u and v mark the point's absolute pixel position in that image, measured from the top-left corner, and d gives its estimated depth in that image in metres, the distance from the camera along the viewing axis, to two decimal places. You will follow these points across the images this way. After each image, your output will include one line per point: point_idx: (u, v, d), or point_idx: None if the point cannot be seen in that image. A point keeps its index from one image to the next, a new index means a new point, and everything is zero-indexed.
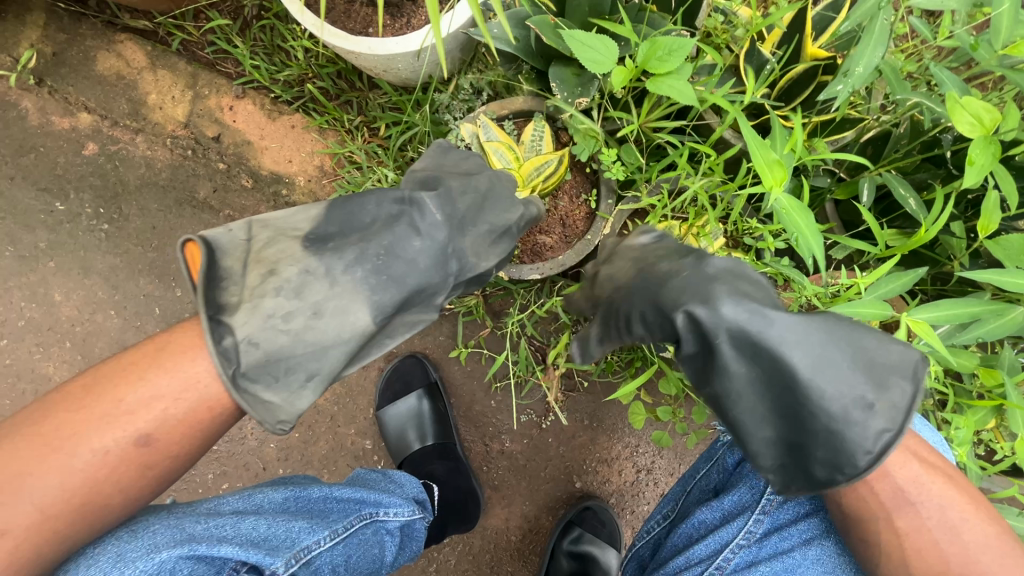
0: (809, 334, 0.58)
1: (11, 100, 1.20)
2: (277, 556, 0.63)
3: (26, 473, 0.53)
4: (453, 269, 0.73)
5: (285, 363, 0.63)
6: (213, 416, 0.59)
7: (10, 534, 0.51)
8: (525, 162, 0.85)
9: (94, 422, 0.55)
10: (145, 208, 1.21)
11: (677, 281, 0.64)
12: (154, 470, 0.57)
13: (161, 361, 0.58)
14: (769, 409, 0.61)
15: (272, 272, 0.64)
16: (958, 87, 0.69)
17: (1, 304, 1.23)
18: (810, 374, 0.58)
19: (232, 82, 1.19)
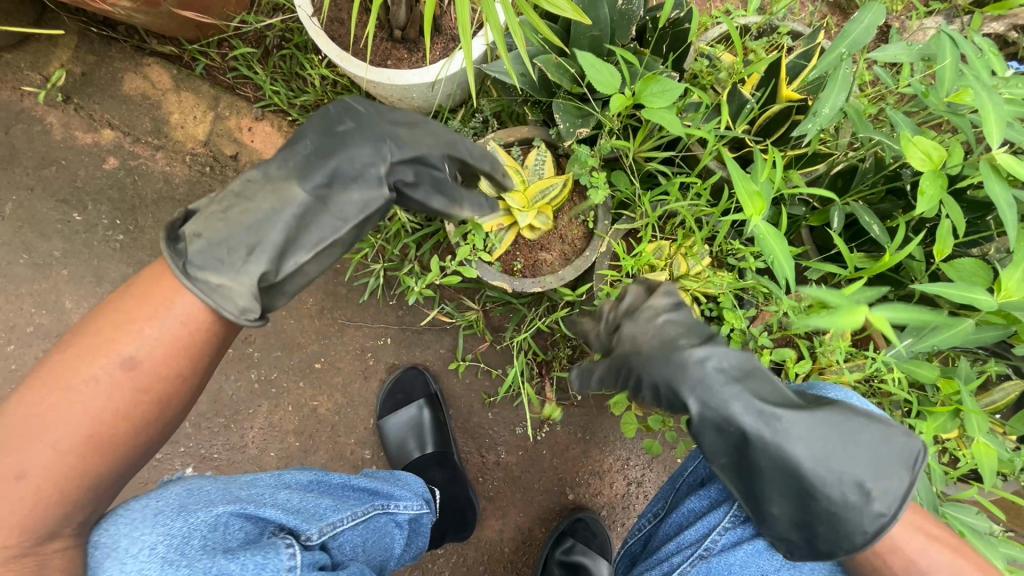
0: (826, 444, 0.66)
1: (37, 115, 1.26)
2: (312, 524, 0.74)
3: (38, 412, 0.57)
4: (386, 143, 0.72)
5: (227, 244, 0.64)
6: (195, 335, 0.62)
7: (33, 472, 0.56)
8: (531, 185, 0.93)
9: (81, 357, 0.59)
10: (160, 220, 1.26)
11: (694, 373, 0.70)
12: (151, 392, 0.61)
13: (141, 296, 0.62)
14: (789, 508, 0.68)
15: (216, 188, 0.68)
16: (911, 128, 0.79)
17: (12, 311, 1.26)
18: (819, 463, 0.65)
19: (252, 105, 1.27)
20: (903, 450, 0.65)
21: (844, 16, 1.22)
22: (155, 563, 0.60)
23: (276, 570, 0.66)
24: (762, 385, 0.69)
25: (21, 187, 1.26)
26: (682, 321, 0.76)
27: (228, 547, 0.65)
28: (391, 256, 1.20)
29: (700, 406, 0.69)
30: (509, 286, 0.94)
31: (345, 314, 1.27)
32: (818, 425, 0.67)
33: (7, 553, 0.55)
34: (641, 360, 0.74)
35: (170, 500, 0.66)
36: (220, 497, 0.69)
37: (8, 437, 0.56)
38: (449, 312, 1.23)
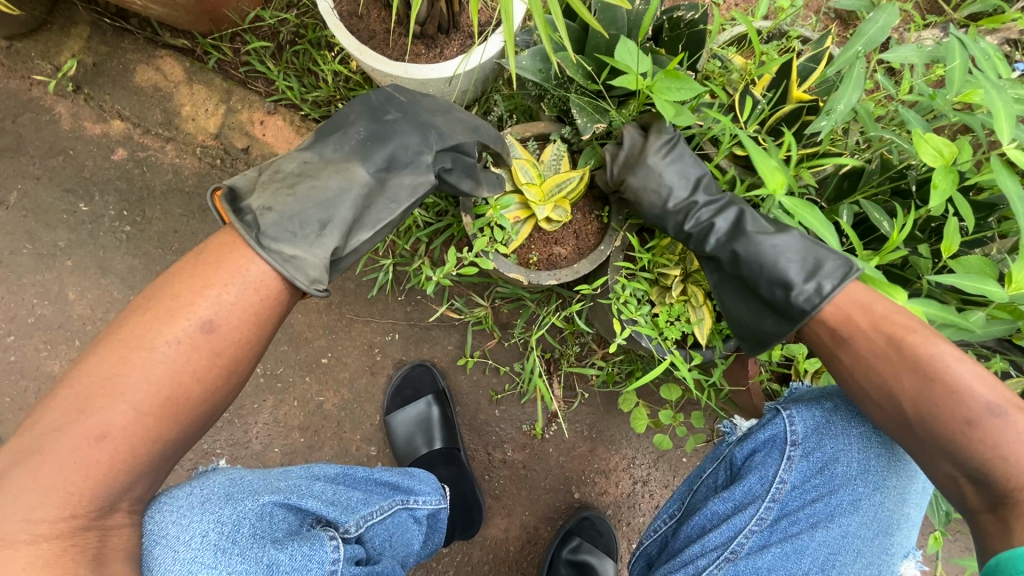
0: (767, 255, 0.82)
1: (45, 105, 1.25)
2: (349, 516, 0.80)
3: (117, 373, 0.62)
4: (431, 134, 0.86)
5: (299, 218, 0.74)
6: (263, 299, 0.70)
7: (113, 433, 0.60)
8: (547, 179, 0.94)
9: (161, 320, 0.65)
10: (168, 212, 1.25)
11: (681, 205, 0.88)
12: (223, 355, 0.67)
13: (216, 264, 0.69)
14: (749, 307, 0.87)
15: (276, 172, 0.78)
16: (922, 126, 0.82)
17: (14, 301, 1.24)
18: (764, 267, 0.82)
19: (264, 99, 1.27)
20: (837, 266, 0.78)
21: (846, 26, 1.26)
22: (208, 550, 0.66)
23: (321, 562, 0.72)
24: (730, 213, 0.87)
25: (28, 177, 1.25)
26: (677, 165, 0.90)
27: (276, 537, 0.71)
28: (402, 252, 1.20)
29: (678, 224, 0.89)
30: (525, 278, 0.95)
31: (353, 309, 1.26)
32: (770, 245, 0.83)
33: (69, 525, 0.58)
34: (641, 185, 0.89)
35: (214, 492, 0.72)
36: (262, 488, 0.76)
37: (85, 399, 0.60)
38: (458, 308, 1.23)
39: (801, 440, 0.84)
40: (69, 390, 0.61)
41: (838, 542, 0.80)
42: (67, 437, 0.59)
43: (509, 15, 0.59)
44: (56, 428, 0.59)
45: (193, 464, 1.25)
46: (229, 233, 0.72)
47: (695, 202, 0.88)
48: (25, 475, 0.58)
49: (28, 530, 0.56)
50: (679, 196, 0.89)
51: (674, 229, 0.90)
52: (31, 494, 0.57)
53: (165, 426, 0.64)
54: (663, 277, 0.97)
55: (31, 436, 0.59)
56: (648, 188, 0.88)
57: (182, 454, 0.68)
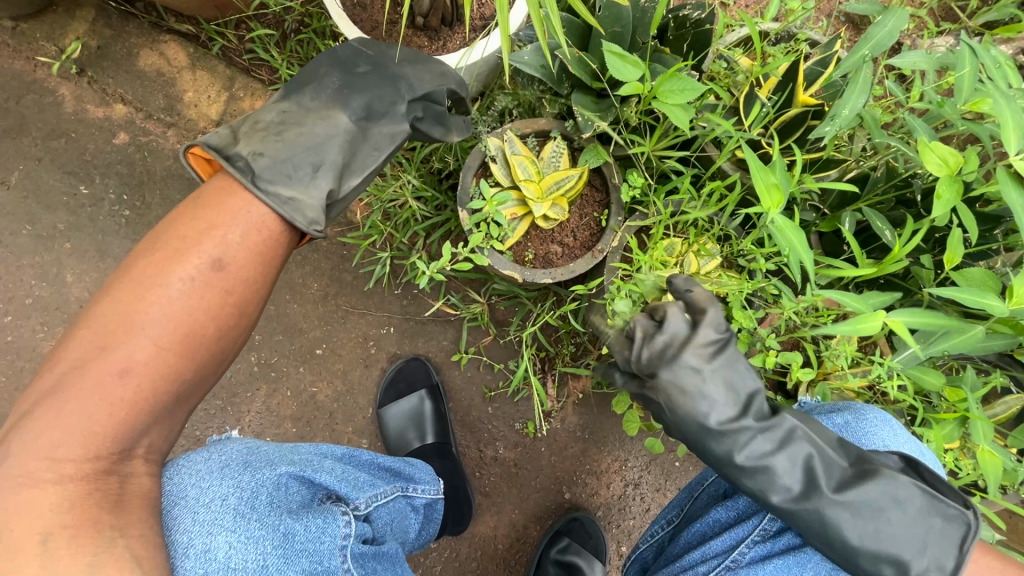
0: (875, 531, 0.67)
1: (50, 86, 1.26)
2: (359, 494, 0.80)
3: (134, 310, 0.63)
4: (401, 85, 0.83)
5: (292, 162, 0.74)
6: (264, 237, 0.71)
7: (136, 368, 0.61)
8: (546, 176, 0.92)
9: (169, 258, 0.66)
10: (168, 197, 1.25)
11: (738, 451, 0.70)
12: (233, 293, 0.68)
13: (220, 206, 0.69)
14: (834, 564, 0.71)
15: (255, 124, 0.77)
16: (929, 134, 0.80)
17: (13, 282, 1.24)
18: (867, 540, 0.67)
19: (267, 87, 1.27)
20: (947, 525, 0.67)
21: (858, 30, 1.24)
22: (227, 514, 0.66)
23: (333, 537, 0.72)
24: (797, 454, 0.70)
25: (30, 158, 1.25)
26: (718, 378, 0.71)
27: (292, 508, 0.71)
28: (400, 246, 1.20)
29: (734, 459, 0.70)
30: (520, 275, 0.94)
31: (349, 300, 1.26)
32: (863, 503, 0.67)
33: (92, 466, 0.58)
34: (670, 391, 0.71)
35: (232, 458, 0.73)
36: (277, 459, 0.76)
37: (105, 336, 0.61)
38: (454, 303, 1.22)
39: None
40: (87, 326, 0.62)
41: None
42: (89, 375, 0.60)
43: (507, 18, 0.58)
44: (78, 366, 0.60)
45: (185, 450, 1.26)
46: (225, 179, 0.72)
47: (752, 433, 0.70)
48: (49, 412, 0.58)
49: (54, 470, 0.56)
50: (723, 414, 0.70)
51: (722, 454, 0.71)
52: (54, 432, 0.57)
53: (179, 361, 0.64)
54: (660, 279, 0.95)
55: (54, 375, 0.60)
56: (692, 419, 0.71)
57: (191, 406, 0.69)
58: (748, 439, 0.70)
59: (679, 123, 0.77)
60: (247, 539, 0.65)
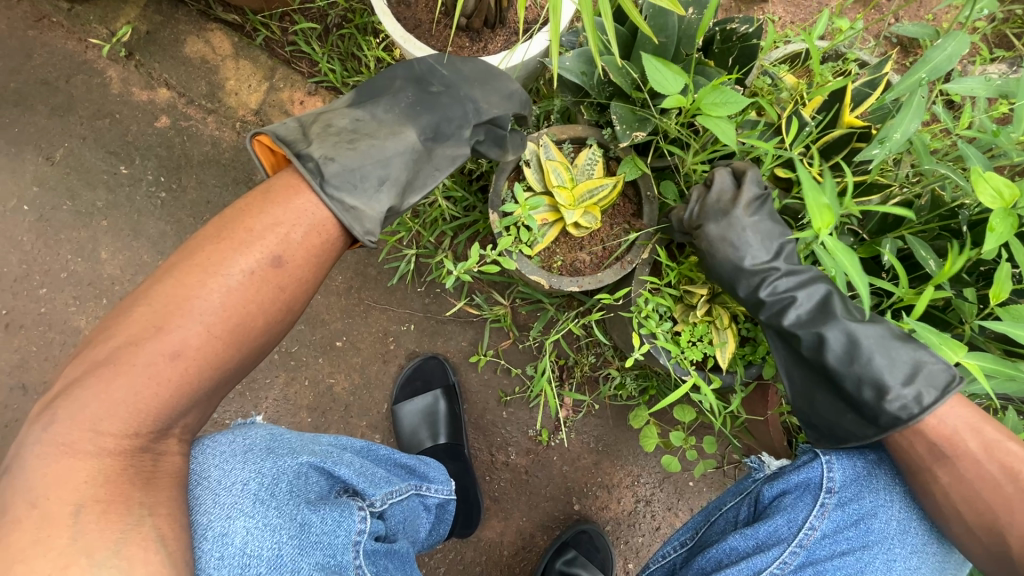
0: (865, 358, 0.77)
1: (99, 67, 1.29)
2: (374, 491, 0.79)
3: (192, 296, 0.63)
4: (468, 108, 0.86)
5: (360, 172, 0.76)
6: (324, 239, 0.71)
7: (187, 352, 0.62)
8: (579, 184, 0.92)
9: (232, 248, 0.66)
10: (203, 182, 1.28)
11: (766, 278, 0.83)
12: (286, 290, 0.69)
13: (284, 202, 0.70)
14: (821, 393, 0.82)
15: (327, 126, 0.79)
16: (982, 163, 0.77)
17: (50, 255, 1.27)
18: (862, 360, 0.77)
19: (306, 79, 1.28)
20: (937, 374, 0.74)
21: (907, 54, 1.21)
22: (247, 499, 0.66)
23: (348, 531, 0.72)
24: (815, 291, 0.82)
25: (77, 136, 1.28)
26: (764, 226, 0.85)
27: (310, 498, 0.71)
28: (425, 245, 1.20)
29: (762, 291, 0.83)
30: (546, 282, 0.93)
31: (372, 295, 1.27)
32: (867, 337, 0.77)
33: (130, 443, 0.59)
34: (716, 239, 0.85)
35: (258, 441, 0.74)
36: (301, 447, 0.76)
37: (163, 317, 0.62)
38: (477, 304, 1.23)
39: (838, 489, 0.80)
40: (145, 302, 0.63)
41: None
42: (145, 356, 0.60)
43: (557, 20, 0.58)
44: (133, 343, 0.61)
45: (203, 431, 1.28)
46: (291, 176, 0.73)
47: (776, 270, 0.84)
48: (98, 384, 0.58)
49: (94, 442, 0.57)
50: (757, 258, 0.84)
51: (747, 293, 0.84)
52: (100, 405, 0.58)
53: (224, 351, 0.64)
54: (689, 296, 0.94)
55: (107, 348, 0.61)
56: (734, 263, 0.84)
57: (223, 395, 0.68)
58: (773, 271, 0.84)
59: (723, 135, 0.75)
60: (263, 526, 0.65)
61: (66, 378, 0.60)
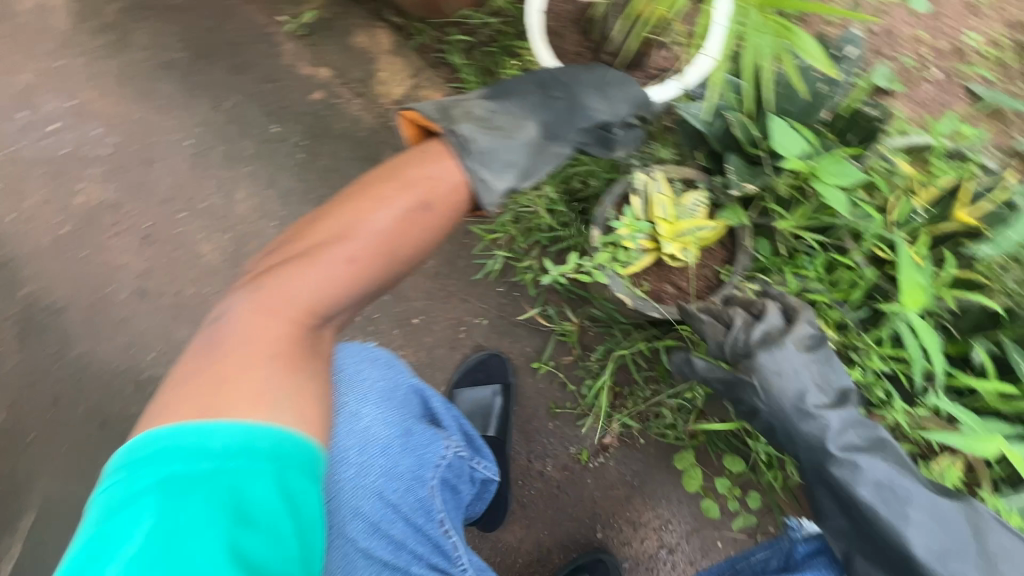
0: (981, 543, 0.84)
1: (277, 40, 1.50)
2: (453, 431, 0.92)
3: (357, 217, 0.78)
4: (580, 114, 0.98)
5: (492, 154, 0.88)
6: (457, 197, 0.85)
7: (359, 259, 0.76)
8: (681, 222, 0.98)
9: (377, 195, 0.80)
10: (337, 152, 1.44)
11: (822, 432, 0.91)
12: (418, 236, 0.81)
13: (426, 167, 0.84)
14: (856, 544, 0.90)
15: (466, 113, 0.92)
16: None
17: (195, 186, 1.46)
18: (931, 551, 0.83)
19: (446, 85, 1.45)
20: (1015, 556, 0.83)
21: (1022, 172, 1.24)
22: (377, 394, 0.84)
23: (434, 452, 0.86)
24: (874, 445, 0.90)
25: (246, 92, 1.48)
26: (813, 367, 0.93)
27: (416, 415, 0.88)
28: (516, 250, 1.32)
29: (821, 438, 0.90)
30: (632, 302, 0.99)
31: (455, 281, 1.36)
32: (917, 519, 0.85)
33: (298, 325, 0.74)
34: (766, 370, 0.92)
35: (382, 356, 0.90)
36: (411, 372, 0.93)
37: (344, 223, 0.78)
38: (550, 316, 1.31)
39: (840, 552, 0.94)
40: (292, 279, 0.74)
41: None
42: (299, 274, 0.74)
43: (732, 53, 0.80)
44: (320, 242, 0.77)
45: None
46: (435, 146, 0.87)
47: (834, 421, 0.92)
48: (300, 263, 0.75)
49: (284, 308, 0.73)
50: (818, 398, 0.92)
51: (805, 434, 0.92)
52: (296, 283, 0.74)
53: (333, 284, 0.75)
54: None
55: (303, 244, 0.78)
56: (765, 387, 0.93)
57: (271, 354, 0.70)
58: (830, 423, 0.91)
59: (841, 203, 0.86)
60: (381, 420, 0.82)
61: (244, 306, 0.73)
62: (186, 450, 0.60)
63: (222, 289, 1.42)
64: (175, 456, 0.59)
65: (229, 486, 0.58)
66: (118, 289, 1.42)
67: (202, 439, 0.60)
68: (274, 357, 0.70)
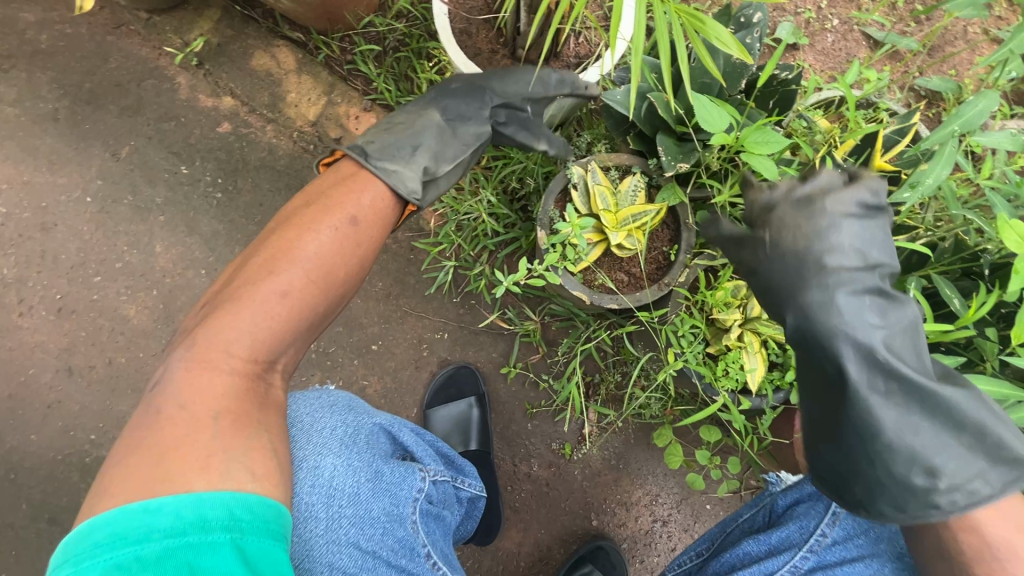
0: (969, 438, 0.66)
1: (169, 74, 1.38)
2: (432, 460, 0.88)
3: (289, 248, 0.78)
4: (486, 99, 0.99)
5: (397, 147, 0.91)
6: (384, 206, 0.87)
7: (293, 291, 0.75)
8: (622, 210, 0.98)
9: (303, 219, 0.81)
10: (258, 186, 1.35)
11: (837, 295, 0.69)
12: (357, 252, 0.82)
13: (347, 182, 0.86)
14: (821, 424, 0.73)
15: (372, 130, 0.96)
16: (1009, 210, 0.84)
17: (107, 246, 1.34)
18: (895, 433, 0.66)
19: (362, 96, 1.36)
20: (999, 463, 0.65)
21: (931, 106, 1.30)
22: (334, 442, 0.79)
23: (410, 487, 0.81)
24: (893, 321, 0.70)
25: (146, 135, 1.36)
26: (851, 226, 0.71)
27: (381, 453, 0.82)
28: (465, 258, 1.28)
29: (833, 299, 0.69)
30: (588, 298, 0.99)
31: (409, 300, 1.32)
32: (914, 404, 0.67)
33: (250, 366, 0.71)
34: (786, 223, 0.73)
35: (339, 400, 0.87)
36: (373, 411, 0.88)
37: (280, 254, 0.77)
38: (509, 318, 1.29)
39: None
40: (226, 328, 0.71)
41: None
42: (238, 317, 0.71)
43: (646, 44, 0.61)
44: (255, 281, 0.75)
45: None
46: (349, 163, 0.89)
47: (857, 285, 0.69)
48: (234, 307, 0.72)
49: (228, 363, 0.69)
50: (841, 260, 0.71)
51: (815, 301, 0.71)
52: (230, 330, 0.71)
53: (275, 321, 0.73)
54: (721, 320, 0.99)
55: (238, 285, 0.75)
56: (775, 243, 0.74)
57: (217, 411, 0.65)
58: (851, 285, 0.69)
59: (768, 173, 0.80)
60: (343, 467, 0.76)
61: (182, 364, 0.68)
62: (127, 537, 0.52)
63: (156, 352, 1.31)
64: (116, 542, 0.52)
65: (187, 562, 0.52)
66: (43, 371, 1.30)
67: (148, 518, 0.53)
68: (219, 411, 0.65)
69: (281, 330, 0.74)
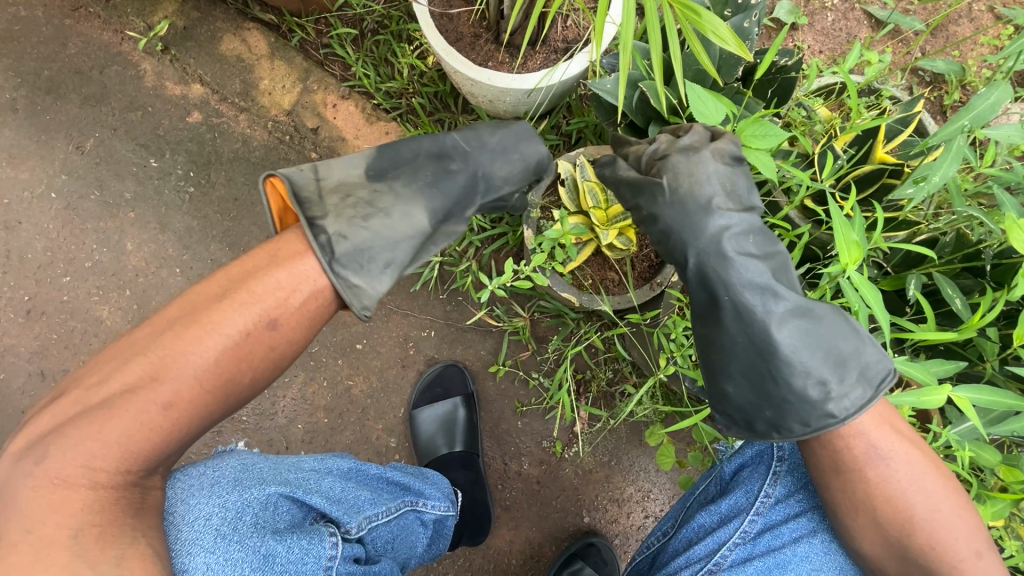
0: (848, 351, 0.72)
1: (133, 60, 1.30)
2: (351, 517, 0.78)
3: (187, 350, 0.63)
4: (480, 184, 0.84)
5: (369, 253, 0.74)
6: (321, 302, 0.71)
7: (178, 402, 0.62)
8: (613, 207, 0.94)
9: (216, 313, 0.65)
10: (232, 179, 1.29)
11: (723, 233, 0.76)
12: (276, 351, 0.68)
13: (281, 275, 0.69)
14: (724, 359, 0.77)
15: (346, 197, 0.77)
16: (1016, 208, 0.80)
17: (75, 244, 1.28)
18: (790, 354, 0.72)
19: (340, 83, 1.29)
20: (873, 369, 0.71)
21: (935, 89, 1.24)
22: (208, 534, 0.64)
23: (317, 558, 0.70)
24: (772, 255, 0.77)
25: (111, 127, 1.29)
26: (724, 172, 0.78)
27: (277, 528, 0.69)
28: (451, 254, 1.24)
29: (721, 235, 0.76)
30: (576, 300, 0.98)
31: (394, 298, 1.27)
32: (801, 326, 0.73)
33: (124, 479, 0.60)
34: (677, 171, 0.79)
35: (226, 475, 0.72)
36: (270, 478, 0.75)
37: (179, 342, 0.63)
38: (497, 315, 1.25)
39: (788, 457, 0.84)
40: (85, 442, 0.59)
41: (821, 559, 0.77)
42: (98, 430, 0.59)
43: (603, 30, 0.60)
44: (128, 390, 0.61)
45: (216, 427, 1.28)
46: (298, 244, 0.72)
47: (737, 224, 0.77)
48: (90, 427, 0.59)
49: (87, 476, 0.58)
50: (722, 204, 0.78)
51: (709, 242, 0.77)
52: (94, 443, 0.59)
53: (147, 437, 0.61)
54: None
55: (104, 392, 0.61)
56: (671, 189, 0.79)
57: (77, 527, 0.56)
58: (732, 225, 0.77)
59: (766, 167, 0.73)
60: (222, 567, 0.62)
61: (30, 483, 0.57)
62: None
63: None
64: None
65: None
66: (14, 375, 1.26)
67: None
68: (78, 528, 0.56)
69: (162, 448, 0.62)
